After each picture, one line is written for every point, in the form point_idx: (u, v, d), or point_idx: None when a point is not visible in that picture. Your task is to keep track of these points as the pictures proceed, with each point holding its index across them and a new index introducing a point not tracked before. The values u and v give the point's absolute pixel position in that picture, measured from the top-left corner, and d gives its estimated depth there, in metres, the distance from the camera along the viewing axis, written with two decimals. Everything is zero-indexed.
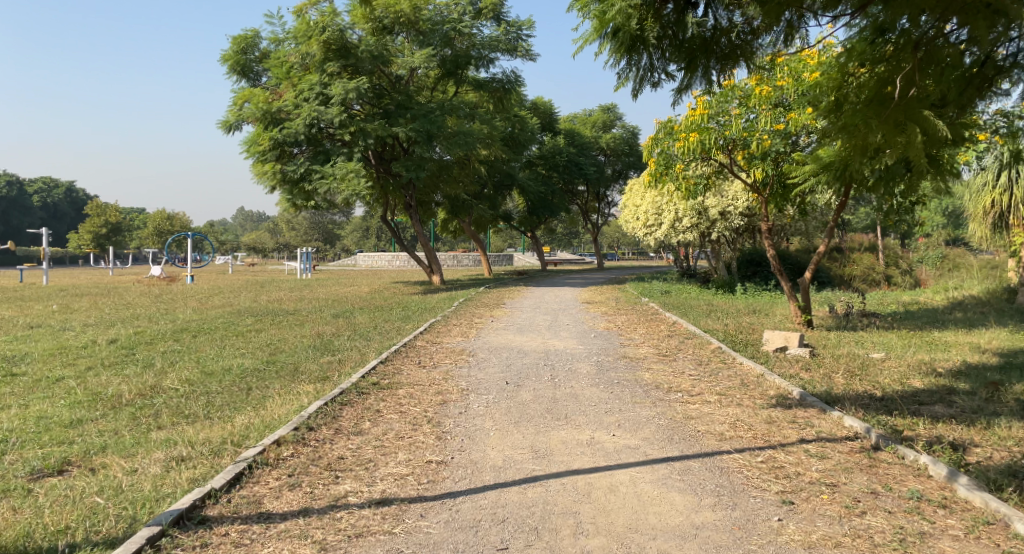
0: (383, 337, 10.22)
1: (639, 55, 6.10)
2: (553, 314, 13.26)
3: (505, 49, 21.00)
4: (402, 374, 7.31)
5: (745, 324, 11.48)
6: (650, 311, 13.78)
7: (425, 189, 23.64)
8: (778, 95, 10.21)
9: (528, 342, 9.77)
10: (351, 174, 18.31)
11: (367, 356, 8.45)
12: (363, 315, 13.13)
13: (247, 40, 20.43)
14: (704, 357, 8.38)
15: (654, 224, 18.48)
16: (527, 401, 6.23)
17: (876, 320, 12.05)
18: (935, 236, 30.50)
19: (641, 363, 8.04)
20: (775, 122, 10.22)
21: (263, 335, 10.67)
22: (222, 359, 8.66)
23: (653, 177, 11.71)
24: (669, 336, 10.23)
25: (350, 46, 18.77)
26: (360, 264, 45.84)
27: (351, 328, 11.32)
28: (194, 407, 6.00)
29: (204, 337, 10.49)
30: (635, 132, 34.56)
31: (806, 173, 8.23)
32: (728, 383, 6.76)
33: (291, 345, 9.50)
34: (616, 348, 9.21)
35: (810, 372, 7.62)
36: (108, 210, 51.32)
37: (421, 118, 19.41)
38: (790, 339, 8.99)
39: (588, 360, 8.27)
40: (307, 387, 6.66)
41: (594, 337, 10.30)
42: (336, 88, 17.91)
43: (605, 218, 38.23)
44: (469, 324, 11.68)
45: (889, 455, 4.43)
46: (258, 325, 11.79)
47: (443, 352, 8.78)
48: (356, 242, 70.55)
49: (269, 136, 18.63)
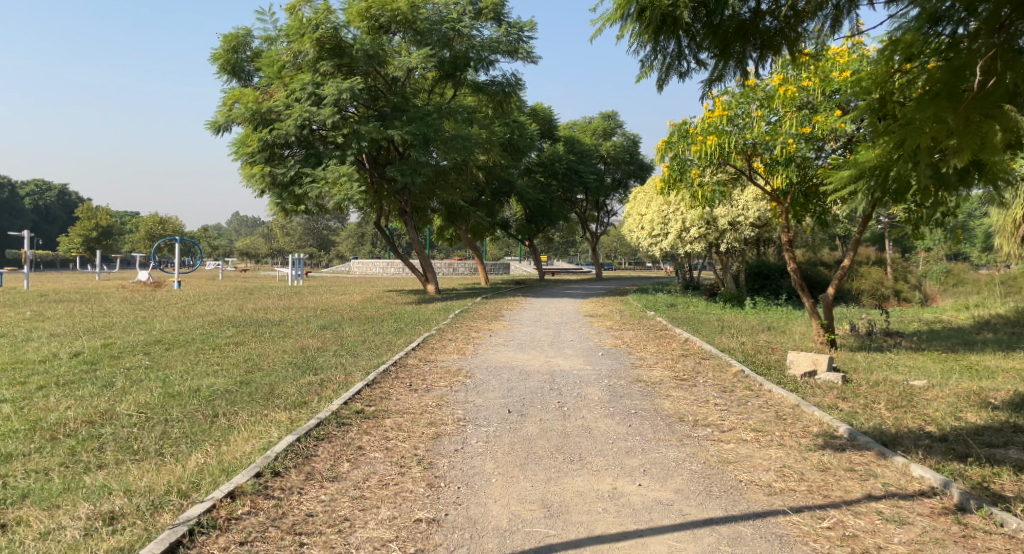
0: (372, 353, 9.36)
1: (667, 40, 5.41)
2: (556, 329, 12.43)
3: (506, 51, 20.28)
4: (391, 400, 6.47)
5: (763, 344, 10.68)
6: (658, 326, 12.97)
7: (421, 196, 22.86)
8: (803, 96, 9.49)
9: (530, 361, 8.93)
10: (343, 177, 17.46)
11: (353, 376, 7.59)
12: (353, 328, 12.27)
13: (238, 39, 19.59)
14: (726, 382, 7.56)
15: (659, 234, 17.72)
16: (533, 436, 5.40)
17: (900, 341, 11.27)
18: (939, 251, 29.91)
19: (658, 389, 7.21)
20: (801, 125, 9.44)
21: (242, 349, 9.79)
22: (193, 377, 7.78)
23: (666, 184, 10.93)
24: (683, 355, 9.42)
25: (345, 45, 18.02)
26: (354, 271, 44.98)
27: (338, 343, 10.44)
28: (145, 439, 5.13)
29: (177, 351, 9.60)
30: (635, 141, 33.90)
31: (842, 181, 7.35)
32: (761, 416, 5.94)
33: (270, 363, 8.62)
34: (627, 370, 8.38)
35: (848, 402, 6.83)
36: (99, 213, 50.34)
37: (418, 120, 18.53)
38: (819, 362, 8.24)
39: (598, 384, 7.43)
40: (280, 415, 5.79)
41: (602, 355, 9.47)
42: (330, 88, 17.12)
43: (604, 228, 37.48)
44: (466, 338, 10.83)
45: (983, 521, 3.65)
46: (239, 338, 10.92)
47: (437, 373, 7.93)
48: (351, 249, 69.53)
49: (258, 137, 17.81)
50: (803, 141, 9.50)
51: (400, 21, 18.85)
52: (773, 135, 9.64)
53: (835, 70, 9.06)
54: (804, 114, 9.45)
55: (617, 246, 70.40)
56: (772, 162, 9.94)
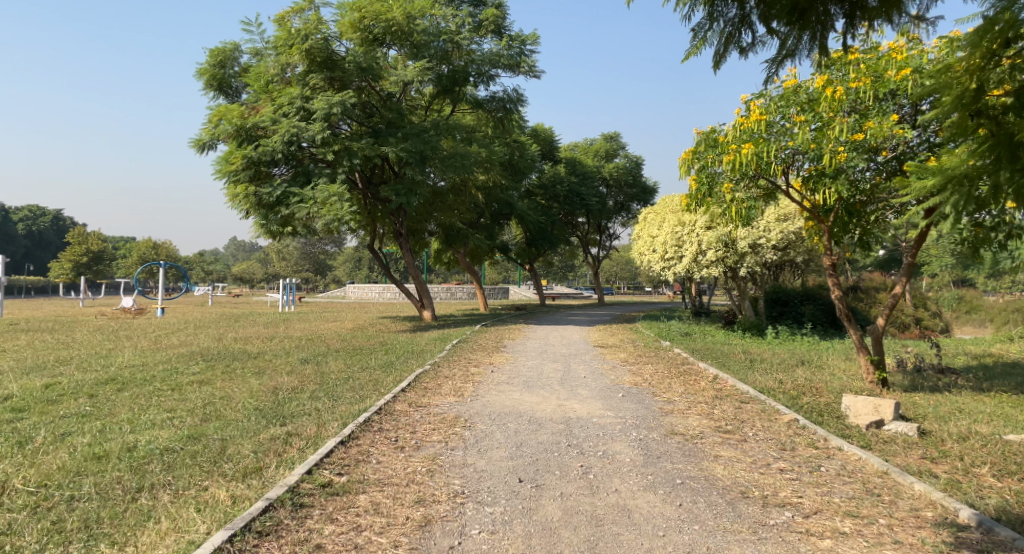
0: (356, 395, 7.94)
1: (727, 2, 4.35)
2: (565, 362, 11.09)
3: (507, 65, 19.16)
4: (371, 464, 5.13)
5: (805, 384, 9.39)
6: (679, 360, 11.63)
7: (417, 218, 21.67)
8: (851, 100, 8.31)
9: (540, 405, 7.55)
10: (333, 197, 16.16)
11: (327, 428, 6.20)
12: (338, 361, 10.84)
13: (225, 53, 18.43)
14: (782, 437, 6.19)
15: (673, 257, 16.42)
16: (554, 524, 4.08)
17: (957, 382, 9.99)
18: (947, 278, 28.91)
19: (701, 445, 5.93)
20: (853, 130, 8.15)
21: (205, 391, 8.40)
22: (134, 429, 6.38)
23: (693, 201, 9.66)
24: (719, 399, 8.10)
25: (336, 58, 16.85)
26: (349, 296, 43.46)
27: (319, 381, 9.05)
28: (27, 535, 3.79)
29: (129, 393, 8.20)
30: (639, 163, 32.76)
31: (923, 190, 6.00)
32: (846, 491, 4.66)
33: (233, 410, 7.23)
34: (656, 417, 7.07)
35: (939, 466, 5.57)
36: (89, 238, 48.89)
37: (414, 137, 17.37)
38: (882, 410, 7.04)
39: (626, 440, 6.05)
40: (219, 491, 4.44)
41: (623, 398, 8.08)
42: (319, 102, 15.92)
43: (606, 251, 36.23)
44: (465, 375, 9.44)
45: None
46: (206, 376, 9.49)
47: (430, 423, 6.56)
48: (346, 273, 67.95)
49: (241, 154, 16.41)
50: (855, 150, 8.17)
51: (395, 33, 17.63)
52: (819, 142, 8.38)
53: (890, 68, 8.01)
54: (853, 119, 8.22)
55: (616, 270, 69.09)
56: (814, 174, 8.66)
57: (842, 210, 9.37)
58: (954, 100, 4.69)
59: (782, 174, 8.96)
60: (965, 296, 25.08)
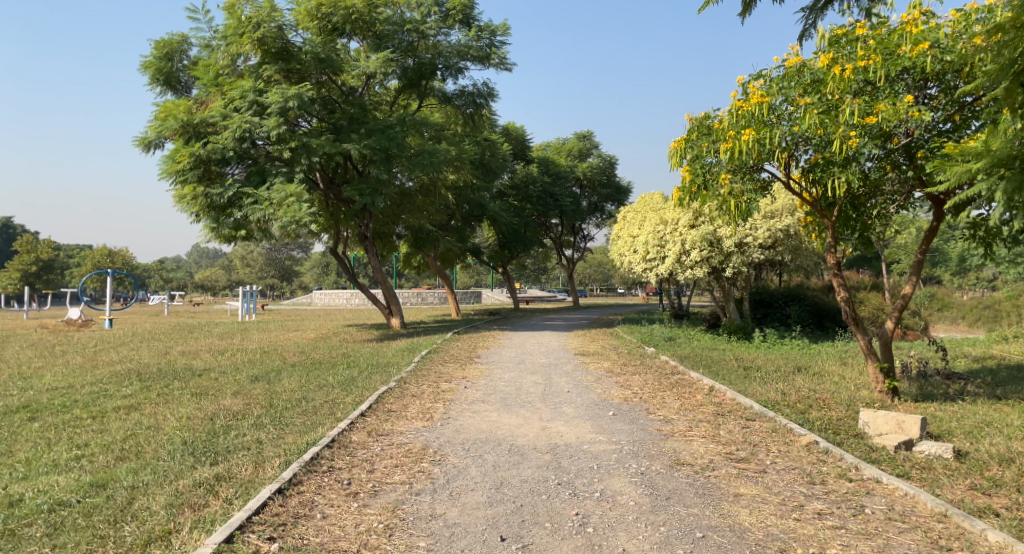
0: (307, 422, 6.85)
1: None
2: (545, 374, 10.13)
3: (476, 57, 18.13)
4: (312, 522, 4.10)
5: (809, 396, 8.54)
6: (668, 369, 10.73)
7: (385, 220, 20.59)
8: (860, 80, 7.43)
9: (521, 430, 6.55)
10: (290, 198, 14.93)
11: (264, 469, 5.13)
12: (292, 379, 9.71)
13: (172, 45, 17.13)
14: (805, 467, 5.28)
15: (655, 258, 15.54)
16: None
17: (969, 389, 9.21)
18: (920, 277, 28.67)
19: (715, 478, 5.01)
20: (865, 113, 7.26)
21: (130, 420, 7.24)
22: (27, 475, 5.23)
23: (685, 195, 8.73)
24: (721, 416, 7.20)
25: (293, 49, 15.74)
26: (316, 303, 42.04)
27: (267, 405, 7.93)
28: None
29: (39, 425, 7.01)
30: (612, 162, 31.91)
31: (965, 173, 5.11)
32: (907, 545, 3.78)
33: (157, 445, 6.09)
34: (655, 442, 6.14)
35: (1000, 499, 4.70)
36: (39, 246, 46.47)
37: (378, 133, 16.25)
38: (906, 427, 6.34)
39: (624, 475, 5.08)
40: None
41: (613, 418, 7.10)
42: (274, 95, 14.78)
43: (580, 253, 35.38)
44: (434, 393, 8.40)
45: None
46: (138, 401, 8.31)
47: (393, 458, 5.53)
48: (315, 279, 66.14)
49: (189, 151, 15.11)
50: (865, 134, 7.27)
51: (356, 22, 16.53)
52: (826, 127, 7.47)
53: (904, 44, 7.16)
54: (862, 101, 7.35)
55: (590, 273, 68.34)
56: (819, 163, 7.82)
57: (845, 205, 8.84)
58: (1002, 67, 4.28)
59: (784, 164, 8.08)
60: (936, 294, 24.81)
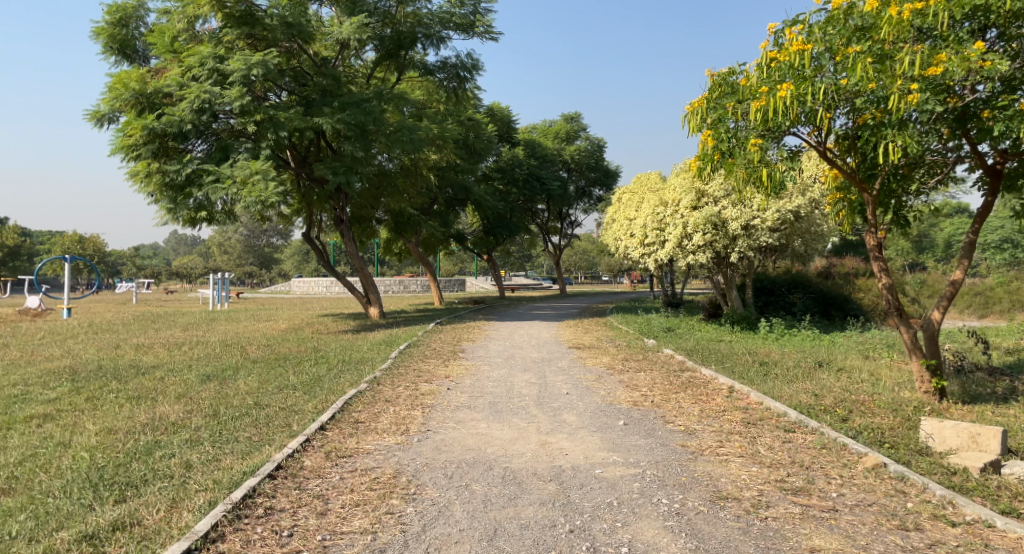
0: (254, 438, 5.58)
1: None
2: (538, 371, 8.93)
3: (458, 25, 16.77)
4: None
5: (846, 398, 7.38)
6: (676, 364, 9.54)
7: (362, 203, 19.20)
8: (918, 25, 6.22)
9: (516, 446, 5.35)
10: (254, 175, 13.53)
11: (181, 513, 3.89)
12: (250, 378, 8.41)
13: (127, 10, 15.52)
14: (884, 503, 4.09)
15: (654, 242, 14.38)
16: None
17: (1019, 388, 8.09)
18: (909, 261, 27.76)
19: (775, 520, 3.85)
20: (928, 63, 6.03)
21: (39, 434, 5.91)
22: None
23: (705, 162, 7.53)
24: (752, 427, 6.03)
25: (258, 13, 14.33)
26: (296, 291, 40.59)
27: (211, 414, 6.60)
28: None
29: None
30: (601, 145, 30.60)
31: None
32: None
33: (55, 474, 4.77)
34: (685, 463, 4.95)
35: None
36: (4, 232, 44.36)
37: (353, 106, 14.80)
38: (981, 441, 5.21)
39: (656, 518, 3.87)
40: None
41: (625, 429, 5.90)
42: (235, 62, 13.36)
43: (567, 239, 34.19)
44: (411, 397, 7.15)
45: None
46: (59, 408, 6.98)
47: (355, 491, 4.29)
48: (296, 267, 64.12)
49: (141, 124, 13.60)
50: (927, 89, 6.04)
51: None
52: (878, 80, 6.24)
53: None
54: (924, 49, 6.14)
55: (575, 261, 67.20)
56: (865, 126, 6.62)
57: (887, 179, 7.64)
58: None
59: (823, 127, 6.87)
60: None
